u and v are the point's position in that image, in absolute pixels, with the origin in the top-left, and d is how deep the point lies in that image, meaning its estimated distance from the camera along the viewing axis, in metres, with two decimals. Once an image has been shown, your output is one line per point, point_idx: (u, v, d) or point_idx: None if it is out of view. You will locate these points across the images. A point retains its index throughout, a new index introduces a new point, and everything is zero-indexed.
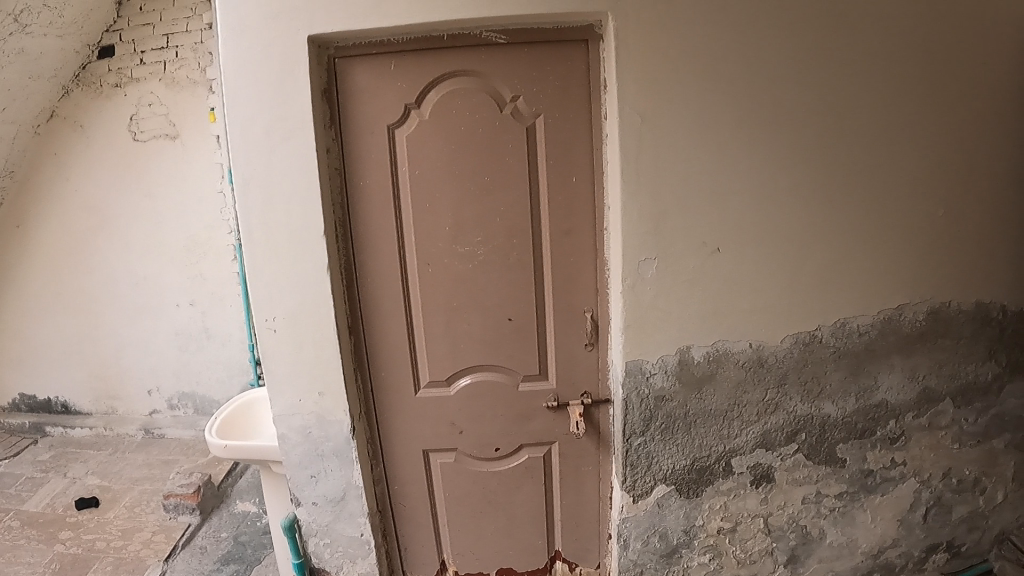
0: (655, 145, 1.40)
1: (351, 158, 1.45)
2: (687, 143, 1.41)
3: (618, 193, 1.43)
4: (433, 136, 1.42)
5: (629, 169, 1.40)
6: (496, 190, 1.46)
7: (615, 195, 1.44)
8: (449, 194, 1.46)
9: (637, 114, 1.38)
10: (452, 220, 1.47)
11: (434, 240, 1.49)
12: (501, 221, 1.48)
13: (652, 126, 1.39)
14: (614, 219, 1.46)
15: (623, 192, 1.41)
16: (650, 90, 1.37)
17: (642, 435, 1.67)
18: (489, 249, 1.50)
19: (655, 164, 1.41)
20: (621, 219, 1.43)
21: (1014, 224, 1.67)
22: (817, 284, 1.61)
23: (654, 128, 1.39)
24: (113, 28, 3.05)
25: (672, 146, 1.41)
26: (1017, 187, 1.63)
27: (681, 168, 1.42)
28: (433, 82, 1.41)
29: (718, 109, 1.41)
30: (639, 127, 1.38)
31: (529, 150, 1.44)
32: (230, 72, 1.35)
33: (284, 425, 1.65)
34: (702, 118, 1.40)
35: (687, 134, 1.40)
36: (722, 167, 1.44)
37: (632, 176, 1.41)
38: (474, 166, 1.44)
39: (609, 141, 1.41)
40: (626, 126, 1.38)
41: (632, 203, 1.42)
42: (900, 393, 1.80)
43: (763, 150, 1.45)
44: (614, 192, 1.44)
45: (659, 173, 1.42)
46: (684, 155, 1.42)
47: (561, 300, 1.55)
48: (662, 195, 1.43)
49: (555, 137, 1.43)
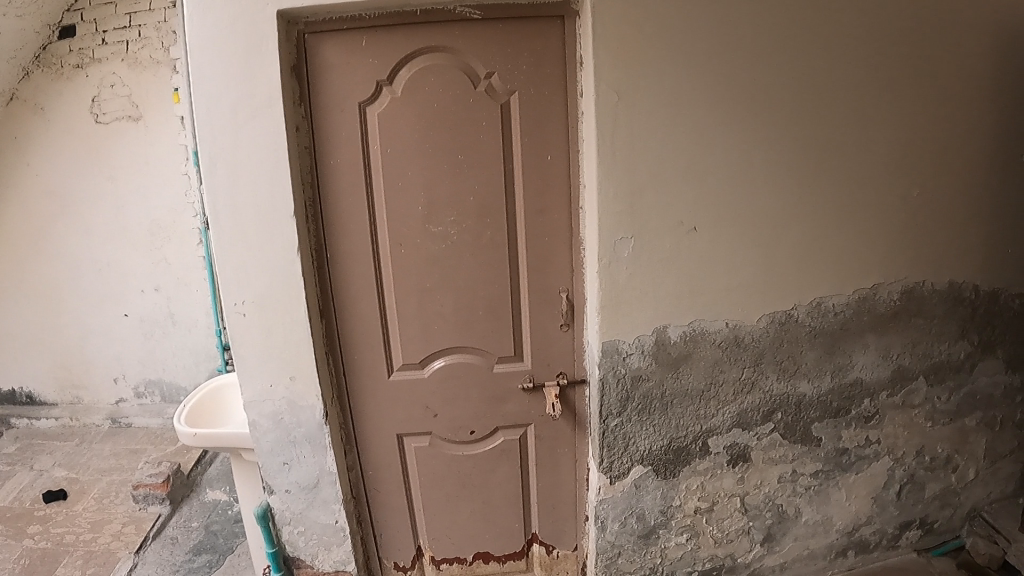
0: (632, 123, 1.37)
1: (319, 136, 1.41)
2: (664, 120, 1.39)
3: (594, 172, 1.40)
4: (404, 113, 1.39)
5: (605, 147, 1.38)
6: (469, 168, 1.42)
7: (591, 173, 1.41)
8: (420, 172, 1.42)
9: (613, 91, 1.35)
10: (424, 199, 1.44)
11: (406, 220, 1.45)
12: (474, 200, 1.45)
13: (628, 104, 1.36)
14: (589, 198, 1.43)
15: (599, 170, 1.39)
16: (627, 66, 1.34)
17: (619, 417, 1.66)
18: (462, 229, 1.47)
19: (632, 142, 1.38)
20: (597, 197, 1.41)
21: (986, 202, 1.68)
22: (794, 263, 1.61)
23: (631, 105, 1.37)
24: (73, 6, 2.96)
25: (649, 124, 1.38)
26: (989, 165, 1.64)
27: (658, 146, 1.40)
28: (405, 58, 1.37)
29: (695, 86, 1.38)
30: (615, 104, 1.36)
31: (503, 128, 1.41)
32: (194, 47, 1.30)
33: (254, 411, 1.61)
34: (679, 95, 1.38)
35: (664, 111, 1.38)
36: (699, 145, 1.42)
37: (609, 154, 1.38)
38: (446, 145, 1.41)
39: (586, 120, 1.39)
40: (603, 103, 1.35)
41: (608, 181, 1.40)
42: (875, 372, 1.81)
43: (740, 128, 1.44)
44: (590, 170, 1.41)
45: (635, 151, 1.39)
46: (661, 133, 1.39)
47: (536, 280, 1.52)
48: (639, 173, 1.41)
49: (530, 115, 1.41)
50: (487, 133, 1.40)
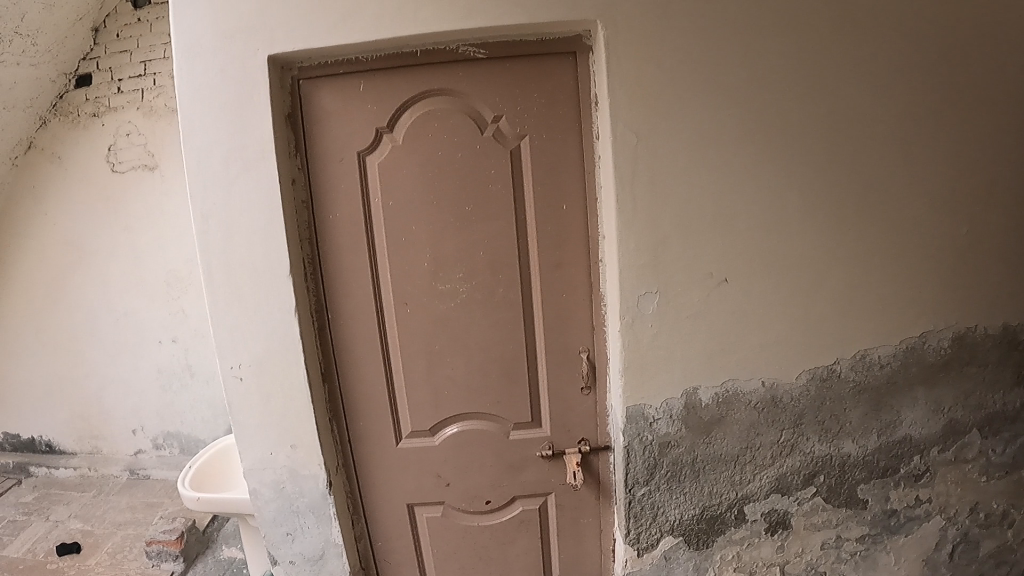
0: (652, 168, 1.26)
1: (318, 189, 1.32)
2: (687, 164, 1.27)
3: (613, 223, 1.29)
4: (407, 163, 1.29)
5: (623, 196, 1.26)
6: (478, 221, 1.32)
7: (609, 224, 1.30)
8: (426, 226, 1.32)
9: (631, 134, 1.24)
10: (431, 254, 1.33)
11: (411, 277, 1.35)
12: (485, 255, 1.33)
13: (648, 148, 1.25)
14: (609, 250, 1.31)
15: (618, 221, 1.27)
16: (645, 108, 1.24)
17: (645, 485, 1.53)
18: (472, 286, 1.35)
19: (652, 188, 1.27)
20: (617, 251, 1.29)
21: None
22: (835, 314, 1.47)
23: (651, 149, 1.26)
24: (90, 55, 2.92)
25: (671, 169, 1.27)
26: None
27: (681, 192, 1.28)
28: (407, 103, 1.27)
29: (721, 126, 1.27)
30: (634, 149, 1.25)
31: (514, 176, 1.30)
32: (184, 97, 1.22)
33: (255, 479, 1.49)
34: (703, 136, 1.27)
35: (686, 154, 1.27)
36: (727, 190, 1.30)
37: (627, 203, 1.27)
38: (453, 195, 1.30)
39: (603, 165, 1.28)
40: (620, 148, 1.25)
41: (628, 233, 1.28)
42: (925, 428, 1.63)
43: (771, 171, 1.32)
44: (609, 220, 1.30)
45: (658, 199, 1.28)
46: (684, 178, 1.28)
47: (553, 340, 1.40)
48: (661, 223, 1.29)
49: (543, 162, 1.30)
50: (496, 183, 1.30)
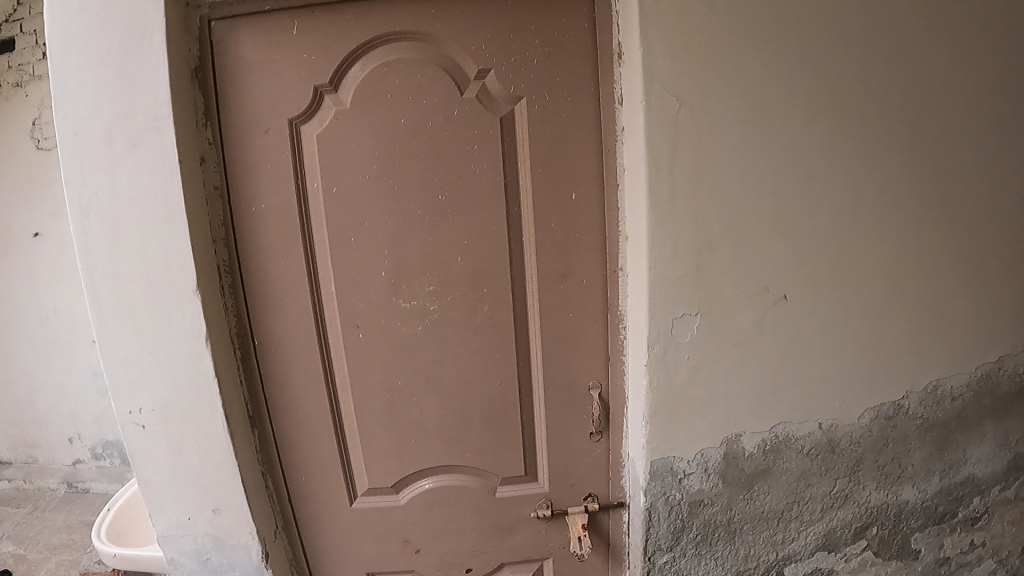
0: (697, 147, 0.91)
1: (237, 171, 0.97)
2: (744, 141, 0.92)
3: (642, 223, 0.94)
4: (357, 136, 0.94)
5: (658, 188, 0.91)
6: (456, 214, 0.97)
7: (638, 225, 0.95)
8: (383, 220, 0.97)
9: (671, 100, 0.88)
10: (390, 260, 0.99)
11: (363, 290, 1.00)
12: (464, 262, 0.99)
13: (694, 120, 0.90)
14: (636, 259, 0.96)
15: (649, 221, 0.92)
16: (694, 63, 0.88)
17: (669, 552, 1.17)
18: (446, 304, 1.01)
19: (698, 176, 0.92)
20: (647, 264, 0.95)
21: None
22: (924, 343, 1.12)
23: (699, 121, 0.90)
24: (13, 16, 2.52)
25: (721, 147, 0.91)
26: None
27: (735, 182, 0.93)
28: (358, 51, 0.92)
29: (794, 88, 0.92)
30: (675, 120, 0.89)
31: (503, 155, 0.96)
32: (55, 42, 0.87)
33: (170, 548, 1.13)
34: (770, 104, 0.91)
35: (746, 128, 0.91)
36: (795, 177, 0.95)
37: (663, 199, 0.92)
38: (420, 180, 0.95)
39: (628, 139, 0.93)
40: (655, 122, 0.89)
41: (664, 239, 0.94)
42: (992, 465, 1.25)
43: (858, 152, 0.97)
44: (638, 219, 0.94)
45: (703, 188, 0.93)
46: (740, 161, 0.92)
47: (555, 374, 1.05)
48: (708, 222, 0.94)
49: (544, 135, 0.95)
50: (479, 163, 0.95)
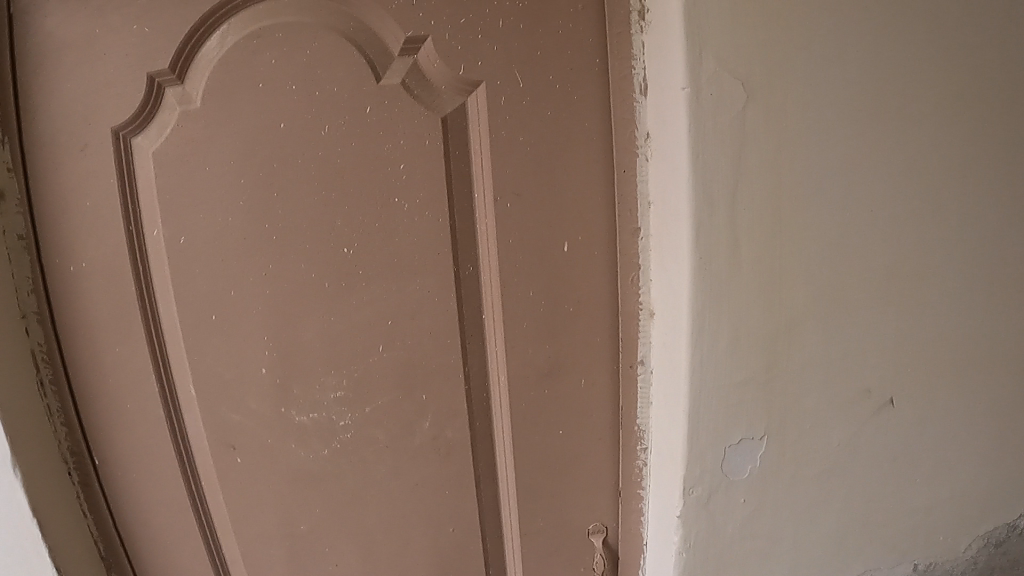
0: (780, 172, 0.52)
1: (46, 213, 0.60)
2: (849, 160, 0.54)
3: (680, 303, 0.54)
4: (216, 152, 0.58)
5: (710, 246, 0.51)
6: (377, 279, 0.61)
7: (674, 304, 0.55)
8: (262, 289, 0.61)
9: (739, 93, 0.49)
10: (274, 349, 0.63)
11: (235, 397, 0.64)
12: (391, 353, 0.63)
13: (776, 126, 0.51)
14: (668, 358, 0.57)
15: (692, 301, 0.53)
16: (778, 24, 0.49)
17: None
18: (362, 416, 0.65)
19: (779, 222, 0.53)
20: (687, 373, 0.55)
21: None
22: None
23: (783, 129, 0.51)
24: None
25: (814, 168, 0.53)
26: None
27: (837, 228, 0.55)
28: (214, 12, 0.56)
29: (927, 73, 0.55)
30: (744, 128, 0.50)
31: (449, 182, 0.60)
32: None
33: None
34: (890, 101, 0.54)
35: (855, 139, 0.54)
36: (925, 214, 0.58)
37: (719, 264, 0.52)
38: (317, 225, 0.60)
39: (656, 153, 0.55)
40: (709, 132, 0.50)
41: (717, 330, 0.54)
42: None
43: (1019, 169, 0.60)
44: (675, 294, 0.54)
45: (785, 236, 0.53)
46: (845, 192, 0.54)
47: (537, 516, 0.68)
48: (790, 294, 0.55)
49: (514, 148, 0.58)
50: (409, 198, 0.59)
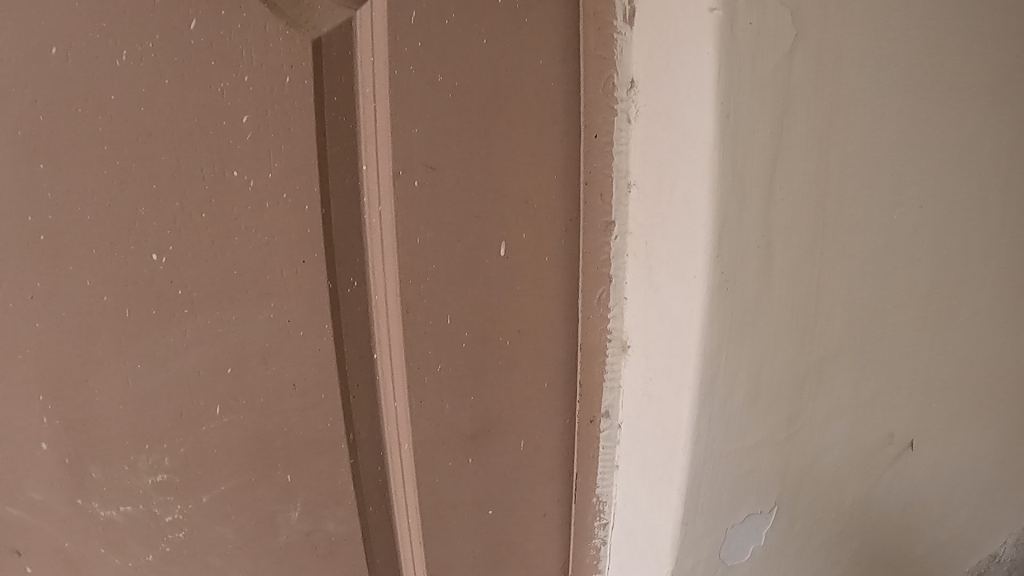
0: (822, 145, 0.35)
1: None
2: (896, 131, 0.38)
3: (680, 342, 0.34)
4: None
5: (738, 253, 0.32)
6: (205, 305, 0.32)
7: (670, 343, 0.34)
8: (57, 307, 0.31)
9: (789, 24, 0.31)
10: (57, 409, 0.33)
11: (6, 487, 0.34)
12: (232, 418, 0.34)
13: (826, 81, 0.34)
14: (654, 418, 0.37)
15: (705, 341, 0.33)
16: None
17: None
18: (194, 510, 0.35)
19: (817, 217, 0.35)
20: (686, 447, 0.35)
21: None
22: None
23: (832, 82, 0.34)
24: None
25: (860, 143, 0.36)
26: None
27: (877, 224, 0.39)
28: None
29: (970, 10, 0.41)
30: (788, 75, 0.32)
31: (321, 148, 0.32)
32: None
33: None
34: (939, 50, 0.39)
35: (904, 100, 0.38)
36: (961, 205, 0.44)
37: (746, 280, 0.33)
38: (110, 194, 0.30)
39: (649, 113, 0.34)
40: (744, 73, 0.30)
41: (734, 379, 0.35)
42: None
43: None
44: (673, 326, 0.34)
45: (822, 244, 0.36)
46: (894, 176, 0.39)
47: None
48: (823, 325, 0.38)
49: (432, 90, 0.32)
50: (258, 166, 0.31)
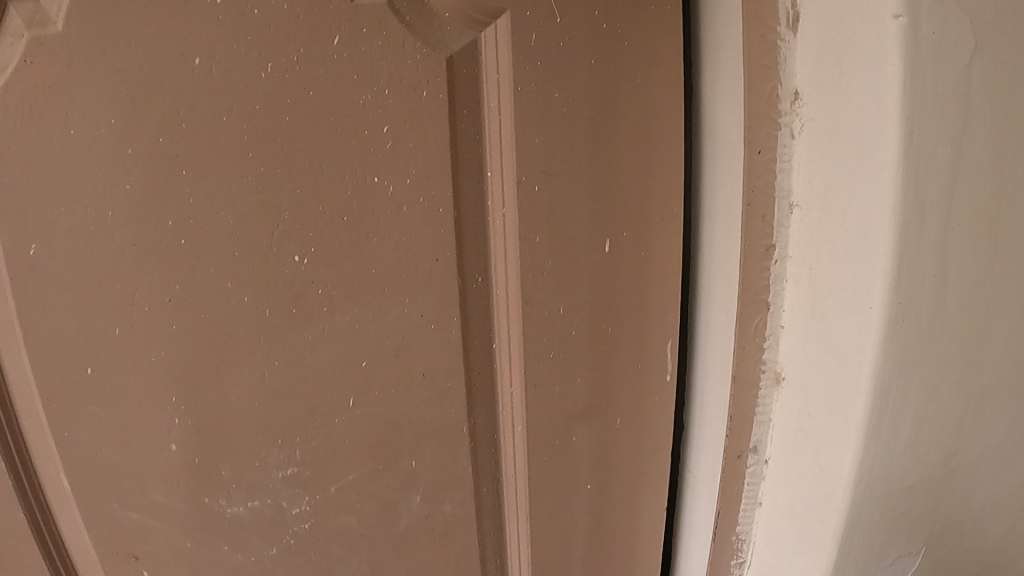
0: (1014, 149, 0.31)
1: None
2: None
3: (848, 377, 0.33)
4: (89, 93, 0.31)
5: (917, 283, 0.31)
6: (343, 302, 0.36)
7: (838, 378, 0.33)
8: (196, 309, 0.34)
9: (970, 23, 0.29)
10: (187, 414, 0.36)
11: (135, 493, 0.37)
12: (364, 404, 0.38)
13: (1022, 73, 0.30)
14: (812, 457, 0.36)
15: (879, 375, 0.32)
16: None
17: None
18: (324, 500, 0.39)
19: (1003, 233, 0.31)
20: (848, 490, 0.34)
21: None
22: None
23: None
24: None
25: None
26: None
27: None
28: None
29: None
30: (974, 79, 0.29)
31: (454, 155, 0.35)
32: None
33: None
34: None
35: None
36: None
37: (923, 310, 0.31)
38: (250, 203, 0.33)
39: (821, 129, 0.32)
40: (925, 84, 0.28)
41: (900, 419, 0.33)
42: None
43: None
44: (845, 361, 0.33)
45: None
46: None
47: None
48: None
49: (549, 104, 0.36)
50: (398, 171, 0.34)
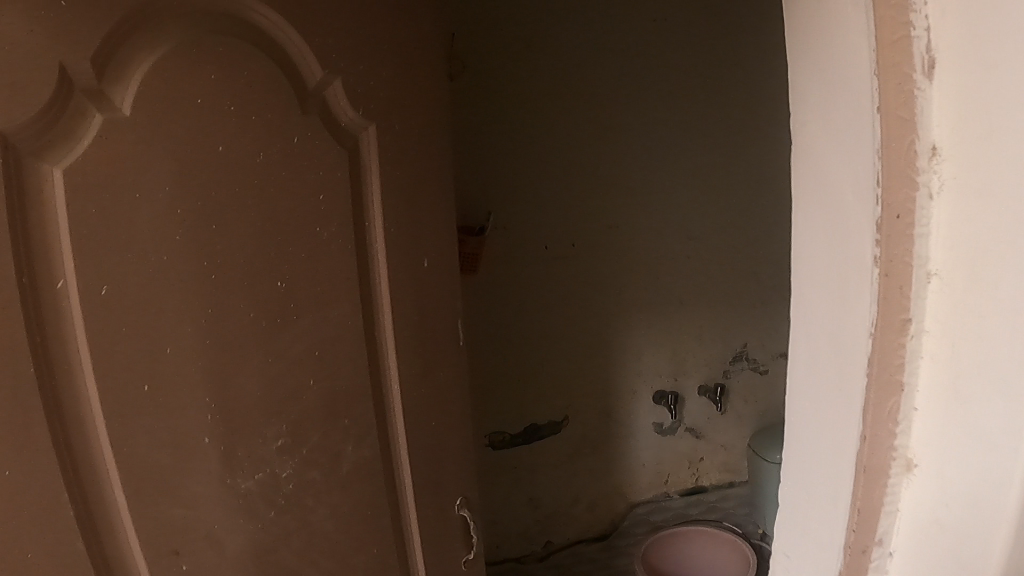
0: None
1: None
2: None
3: (998, 465, 0.28)
4: (148, 176, 0.44)
5: None
6: (308, 315, 0.54)
7: (984, 466, 0.29)
8: (224, 330, 0.49)
9: None
10: (217, 409, 0.50)
11: (174, 478, 0.48)
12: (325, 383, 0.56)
13: None
14: (948, 550, 0.32)
15: None
16: None
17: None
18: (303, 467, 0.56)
19: None
20: None
21: None
22: None
23: None
24: None
25: None
26: None
27: None
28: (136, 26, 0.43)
29: None
30: None
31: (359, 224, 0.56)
32: None
33: None
34: None
35: None
36: None
37: None
38: (252, 255, 0.49)
39: (971, 184, 0.29)
40: None
41: None
42: None
43: None
44: (990, 446, 0.28)
45: None
46: None
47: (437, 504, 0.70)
48: None
49: (405, 184, 0.61)
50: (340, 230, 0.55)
